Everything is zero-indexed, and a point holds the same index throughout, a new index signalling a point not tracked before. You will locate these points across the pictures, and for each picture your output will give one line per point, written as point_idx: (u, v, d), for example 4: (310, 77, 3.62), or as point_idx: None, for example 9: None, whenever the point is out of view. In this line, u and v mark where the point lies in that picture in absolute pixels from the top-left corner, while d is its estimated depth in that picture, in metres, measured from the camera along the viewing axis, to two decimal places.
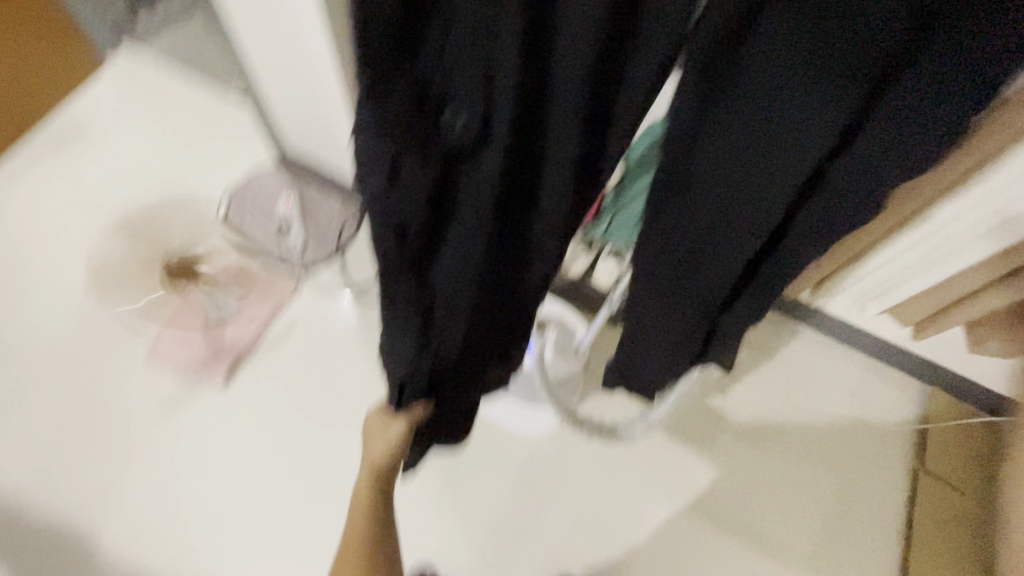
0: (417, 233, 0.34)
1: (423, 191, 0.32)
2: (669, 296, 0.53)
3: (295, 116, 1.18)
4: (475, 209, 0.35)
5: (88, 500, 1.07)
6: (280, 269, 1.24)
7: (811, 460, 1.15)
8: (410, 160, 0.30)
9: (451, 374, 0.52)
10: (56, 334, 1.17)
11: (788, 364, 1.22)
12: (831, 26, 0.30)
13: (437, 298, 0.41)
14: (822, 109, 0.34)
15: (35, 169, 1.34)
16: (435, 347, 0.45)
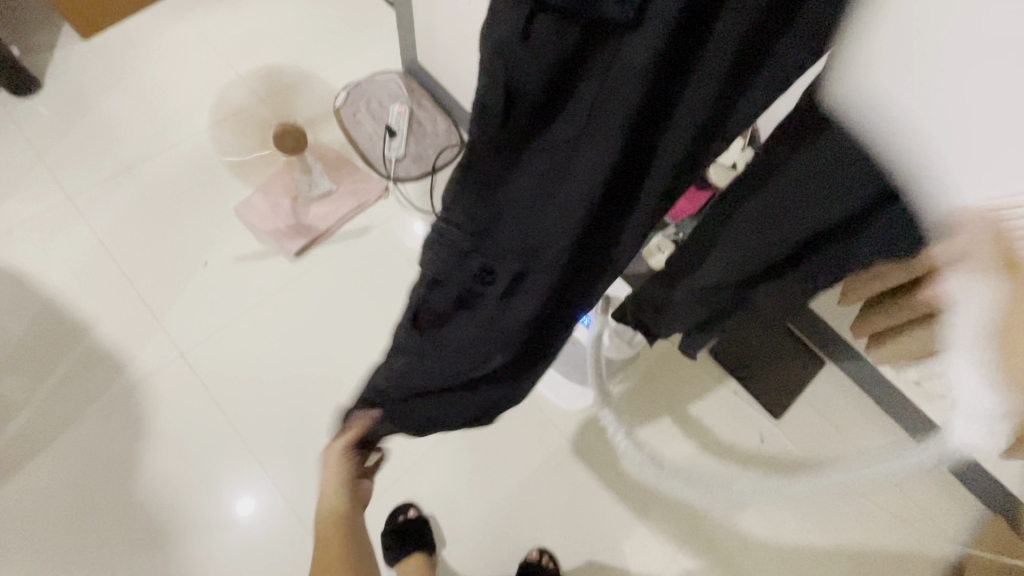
0: (528, 108, 0.32)
1: (553, 59, 0.30)
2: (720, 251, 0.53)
3: (432, 28, 1.19)
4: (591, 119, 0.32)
5: (146, 315, 1.15)
6: (376, 169, 1.29)
7: (827, 534, 1.08)
8: (554, 14, 0.28)
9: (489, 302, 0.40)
10: (166, 161, 1.26)
11: (838, 433, 1.14)
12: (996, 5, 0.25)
13: (515, 203, 0.36)
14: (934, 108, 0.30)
15: (193, 11, 1.44)
16: (477, 276, 0.39)
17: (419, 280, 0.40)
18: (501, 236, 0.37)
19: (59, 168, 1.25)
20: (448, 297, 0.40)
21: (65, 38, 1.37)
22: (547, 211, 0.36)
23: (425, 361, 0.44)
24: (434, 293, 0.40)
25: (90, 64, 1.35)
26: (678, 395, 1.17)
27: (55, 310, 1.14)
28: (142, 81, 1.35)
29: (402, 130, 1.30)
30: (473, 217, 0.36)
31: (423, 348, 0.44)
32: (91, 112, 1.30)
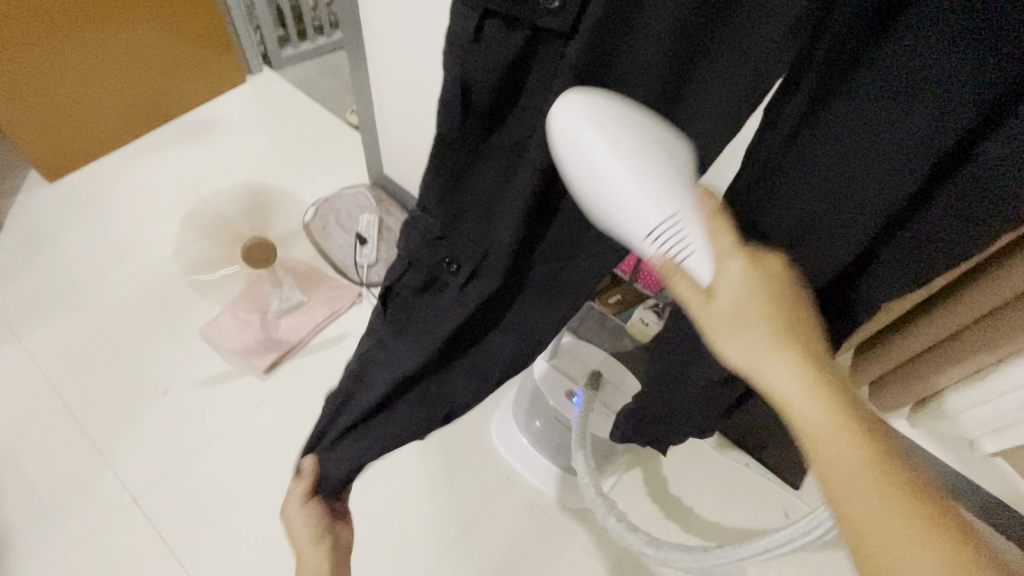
0: (479, 109, 0.44)
1: (503, 58, 0.40)
2: (684, 360, 0.55)
3: (396, 142, 1.27)
4: (501, 172, 0.49)
5: (91, 453, 1.02)
6: (348, 276, 1.28)
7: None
8: (500, 20, 0.39)
9: (420, 283, 0.58)
10: (127, 288, 1.22)
11: None
12: (842, 141, 0.38)
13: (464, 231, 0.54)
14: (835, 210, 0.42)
15: (162, 147, 1.50)
16: (438, 256, 0.56)
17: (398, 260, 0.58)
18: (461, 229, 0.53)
19: (7, 305, 1.18)
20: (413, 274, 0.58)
21: (30, 180, 1.39)
22: (471, 225, 0.53)
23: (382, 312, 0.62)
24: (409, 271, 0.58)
25: (53, 201, 1.36)
26: (687, 478, 1.08)
27: None
28: (107, 214, 1.35)
29: (372, 237, 1.31)
30: (441, 201, 0.52)
31: (404, 311, 0.60)
32: (50, 247, 1.28)
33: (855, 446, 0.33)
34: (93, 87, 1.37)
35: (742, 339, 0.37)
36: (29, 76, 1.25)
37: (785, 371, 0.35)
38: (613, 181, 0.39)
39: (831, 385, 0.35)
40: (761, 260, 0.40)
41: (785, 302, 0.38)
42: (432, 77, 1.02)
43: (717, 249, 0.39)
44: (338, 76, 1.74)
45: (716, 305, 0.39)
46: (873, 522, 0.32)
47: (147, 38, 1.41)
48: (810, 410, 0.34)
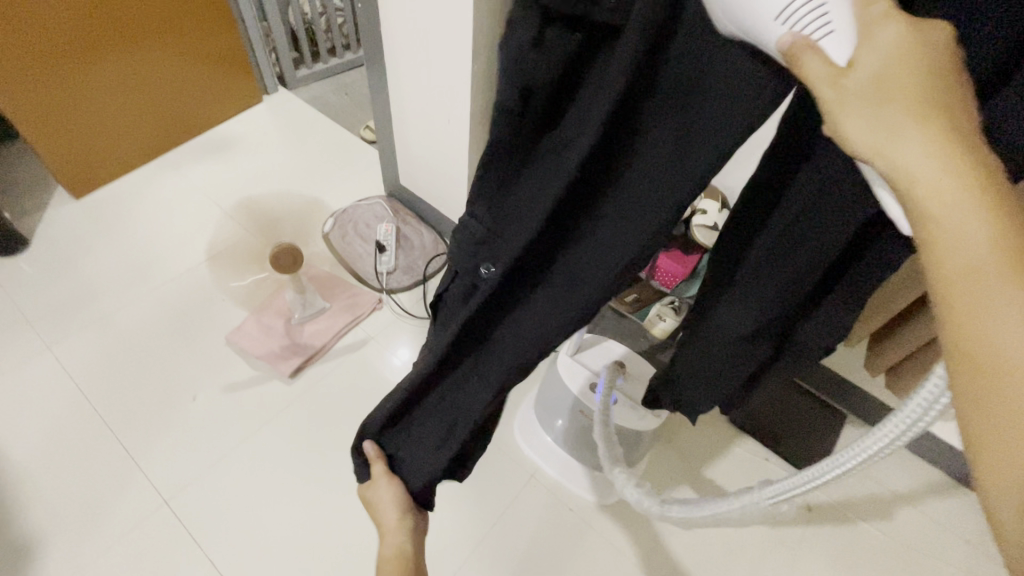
0: (537, 106, 0.38)
1: (561, 60, 0.36)
2: (707, 332, 0.59)
3: (413, 154, 1.31)
4: (544, 171, 0.40)
5: (125, 460, 1.04)
6: (368, 283, 1.31)
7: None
8: (559, 23, 0.34)
9: (463, 290, 0.52)
10: (154, 298, 1.25)
11: (873, 480, 1.11)
12: None
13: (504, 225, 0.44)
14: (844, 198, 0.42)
15: (183, 165, 1.54)
16: (477, 261, 0.48)
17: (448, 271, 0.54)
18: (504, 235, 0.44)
19: (36, 319, 1.21)
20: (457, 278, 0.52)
21: (57, 199, 1.42)
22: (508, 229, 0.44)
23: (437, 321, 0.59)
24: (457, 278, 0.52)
25: (79, 219, 1.39)
26: (710, 470, 1.11)
27: (17, 471, 1.02)
28: (131, 228, 1.38)
29: (391, 245, 1.34)
30: (490, 208, 0.45)
31: (449, 317, 0.55)
32: (77, 262, 1.31)
33: (991, 235, 0.25)
34: (118, 109, 1.41)
35: (879, 119, 0.27)
36: (60, 100, 1.29)
37: (928, 150, 0.25)
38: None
39: (990, 167, 0.25)
40: (927, 35, 0.27)
41: (952, 80, 0.27)
42: (451, 89, 1.06)
43: (869, 13, 0.28)
44: (351, 94, 1.79)
45: (853, 87, 0.28)
46: (996, 332, 0.25)
47: (171, 61, 1.46)
48: (961, 232, 0.25)
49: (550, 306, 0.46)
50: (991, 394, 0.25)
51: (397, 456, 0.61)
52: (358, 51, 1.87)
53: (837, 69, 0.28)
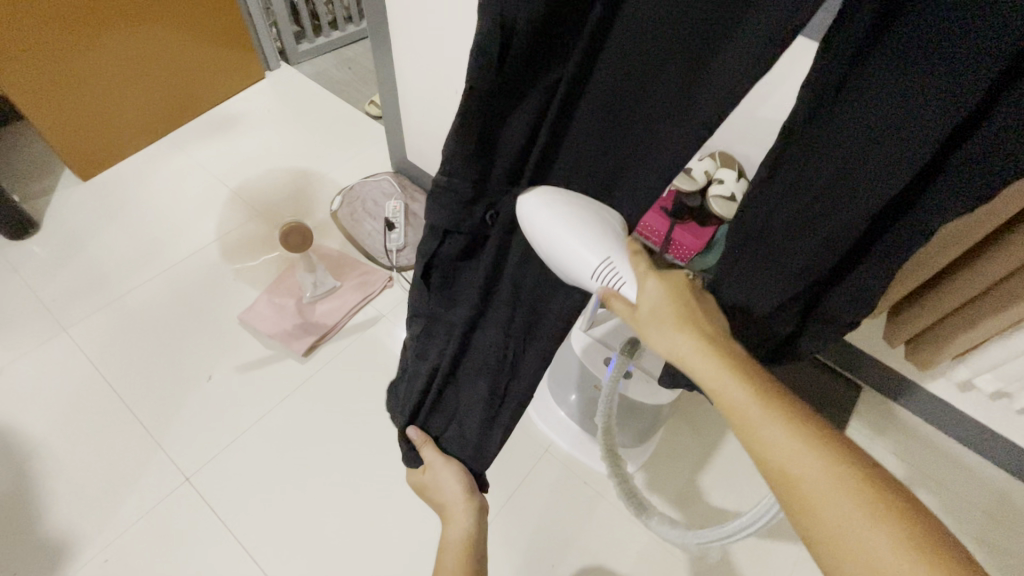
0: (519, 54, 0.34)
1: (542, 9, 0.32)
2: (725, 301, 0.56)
3: (421, 129, 1.28)
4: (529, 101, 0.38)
5: (146, 440, 1.06)
6: (378, 261, 1.30)
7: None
8: None
9: (462, 244, 0.48)
10: (165, 278, 1.25)
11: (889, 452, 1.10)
12: (880, 107, 0.36)
13: (500, 158, 0.41)
14: (852, 196, 0.41)
15: (189, 143, 1.52)
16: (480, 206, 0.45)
17: (428, 233, 0.48)
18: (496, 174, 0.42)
19: (51, 302, 1.21)
20: (455, 237, 0.47)
21: (64, 181, 1.42)
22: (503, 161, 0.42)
23: (427, 291, 0.53)
24: (449, 238, 0.47)
25: (86, 201, 1.38)
26: (723, 445, 1.11)
27: (41, 450, 1.04)
28: (140, 208, 1.38)
29: (399, 223, 1.32)
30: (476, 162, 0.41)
31: (443, 291, 0.52)
32: (87, 245, 1.31)
33: (759, 406, 0.37)
34: (120, 88, 1.39)
35: (667, 336, 0.41)
36: (61, 80, 1.26)
37: (703, 357, 0.39)
38: (571, 249, 0.42)
39: (738, 359, 0.39)
40: (671, 278, 0.44)
41: (694, 308, 0.43)
42: (461, 61, 1.03)
43: (638, 269, 0.44)
44: (354, 68, 1.76)
45: (642, 316, 0.43)
46: (786, 467, 0.35)
47: (173, 38, 1.42)
48: (751, 398, 0.37)
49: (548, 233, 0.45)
50: (808, 512, 0.35)
51: (442, 437, 0.62)
52: (360, 24, 1.82)
53: (627, 306, 0.44)
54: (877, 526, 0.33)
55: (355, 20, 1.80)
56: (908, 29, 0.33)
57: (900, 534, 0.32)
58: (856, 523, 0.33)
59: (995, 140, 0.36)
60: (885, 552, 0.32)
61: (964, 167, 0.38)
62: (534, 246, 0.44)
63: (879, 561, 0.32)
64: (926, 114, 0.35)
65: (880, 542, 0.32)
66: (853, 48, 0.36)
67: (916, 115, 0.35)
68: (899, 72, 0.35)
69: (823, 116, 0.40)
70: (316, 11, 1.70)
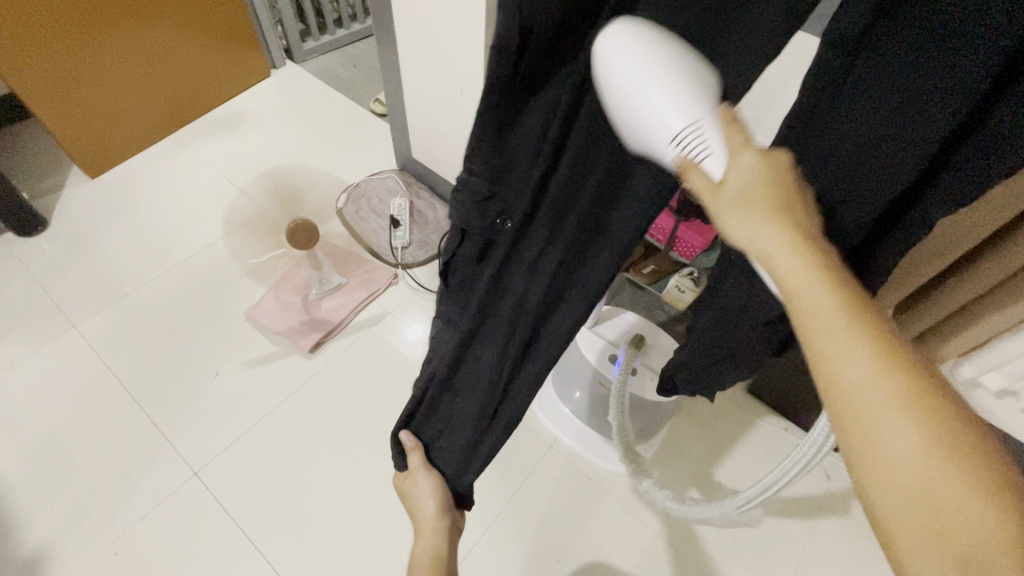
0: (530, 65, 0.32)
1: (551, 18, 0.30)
2: (723, 304, 0.57)
3: (426, 127, 1.28)
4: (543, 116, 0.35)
5: (153, 435, 1.07)
6: (384, 259, 1.31)
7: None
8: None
9: (476, 252, 0.47)
10: (172, 276, 1.26)
11: None
12: (873, 114, 0.35)
13: (510, 173, 0.39)
14: (848, 202, 0.40)
15: (195, 141, 1.53)
16: (488, 220, 0.42)
17: (451, 231, 0.46)
18: (510, 180, 0.40)
19: (59, 298, 1.22)
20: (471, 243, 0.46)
21: (73, 179, 1.43)
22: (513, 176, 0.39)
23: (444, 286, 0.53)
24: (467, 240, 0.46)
25: (94, 199, 1.39)
26: (727, 442, 1.11)
27: (52, 444, 1.05)
28: (147, 205, 1.39)
29: (405, 220, 1.33)
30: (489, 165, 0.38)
31: (458, 290, 0.53)
32: (95, 241, 1.32)
33: (844, 316, 0.28)
34: (126, 86, 1.39)
35: (748, 221, 0.31)
36: (67, 78, 1.27)
37: (786, 254, 0.30)
38: (648, 107, 0.31)
39: (828, 261, 0.30)
40: (767, 155, 0.32)
41: (792, 194, 0.32)
42: (466, 59, 1.03)
43: (733, 140, 0.32)
44: (359, 66, 1.76)
45: (725, 198, 0.32)
46: (854, 387, 0.28)
47: (179, 35, 1.43)
48: (834, 307, 0.29)
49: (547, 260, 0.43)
50: (865, 441, 0.28)
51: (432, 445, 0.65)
52: (365, 22, 1.83)
53: (711, 183, 0.32)
54: (952, 468, 0.27)
55: (359, 18, 1.81)
56: (901, 33, 0.32)
57: (972, 479, 0.27)
58: (925, 462, 0.27)
59: (990, 150, 0.34)
60: (951, 495, 0.27)
61: (957, 182, 0.37)
62: (605, 104, 0.32)
63: (939, 502, 0.27)
64: (921, 119, 0.33)
65: (952, 488, 0.27)
66: (846, 50, 0.34)
67: (914, 118, 0.34)
68: (891, 78, 0.33)
69: (819, 119, 0.38)
70: (321, 9, 1.71)
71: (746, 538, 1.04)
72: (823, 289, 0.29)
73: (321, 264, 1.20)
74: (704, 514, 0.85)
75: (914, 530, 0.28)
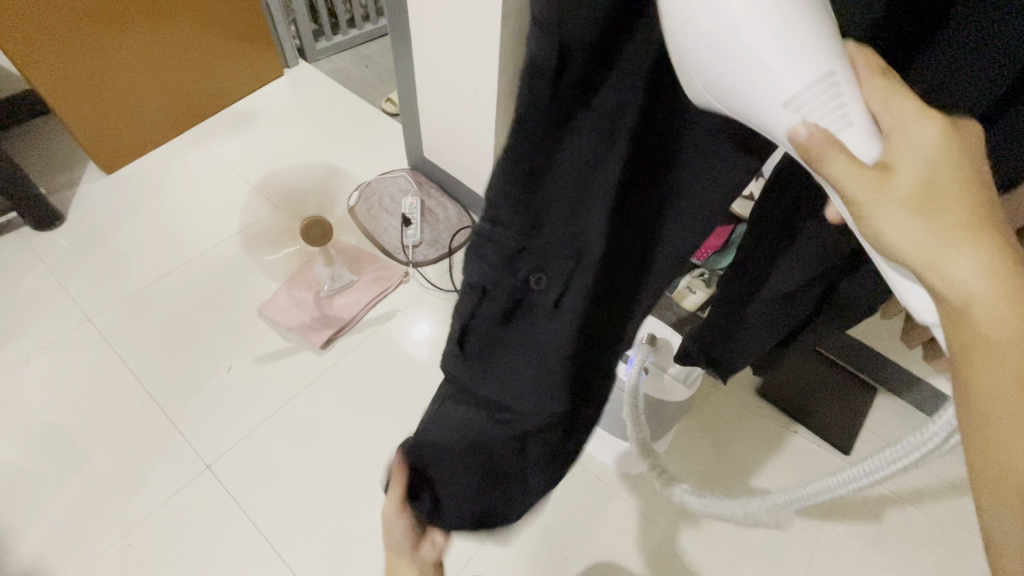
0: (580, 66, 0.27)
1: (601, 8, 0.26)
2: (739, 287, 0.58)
3: (438, 127, 1.29)
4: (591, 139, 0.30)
5: (166, 428, 1.08)
6: (395, 257, 1.32)
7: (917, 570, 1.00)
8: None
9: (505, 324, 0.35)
10: (186, 271, 1.27)
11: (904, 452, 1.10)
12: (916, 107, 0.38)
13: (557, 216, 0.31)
14: None
15: (209, 139, 1.55)
16: (526, 276, 0.33)
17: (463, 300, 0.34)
18: (547, 219, 0.31)
19: (75, 292, 1.24)
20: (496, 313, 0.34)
21: (88, 175, 1.44)
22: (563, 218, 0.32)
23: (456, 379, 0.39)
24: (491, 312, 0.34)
25: (109, 195, 1.41)
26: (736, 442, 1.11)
27: (67, 435, 1.06)
28: (162, 202, 1.40)
29: (416, 219, 1.33)
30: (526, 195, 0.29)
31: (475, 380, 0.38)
32: (110, 237, 1.33)
33: (1007, 328, 0.27)
34: (142, 84, 1.41)
35: (924, 229, 0.27)
36: (85, 75, 1.29)
37: (966, 257, 0.27)
38: (767, 83, 0.25)
39: (1009, 262, 0.27)
40: (940, 141, 0.28)
41: (972, 181, 0.28)
42: (480, 60, 1.04)
43: (893, 122, 0.28)
44: (371, 66, 1.77)
45: (897, 194, 0.27)
46: (1000, 433, 0.28)
47: (194, 33, 1.44)
48: (1006, 324, 0.27)
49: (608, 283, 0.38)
50: (1008, 480, 0.28)
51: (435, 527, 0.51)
52: (377, 22, 1.84)
53: (881, 180, 0.27)
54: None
55: (372, 18, 1.82)
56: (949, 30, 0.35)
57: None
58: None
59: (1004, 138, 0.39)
60: None
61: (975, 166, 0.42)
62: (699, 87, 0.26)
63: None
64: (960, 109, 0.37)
65: None
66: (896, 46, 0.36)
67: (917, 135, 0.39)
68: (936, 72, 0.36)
69: None
70: (334, 9, 1.72)
71: (753, 539, 1.03)
72: (997, 305, 0.27)
73: (333, 261, 1.21)
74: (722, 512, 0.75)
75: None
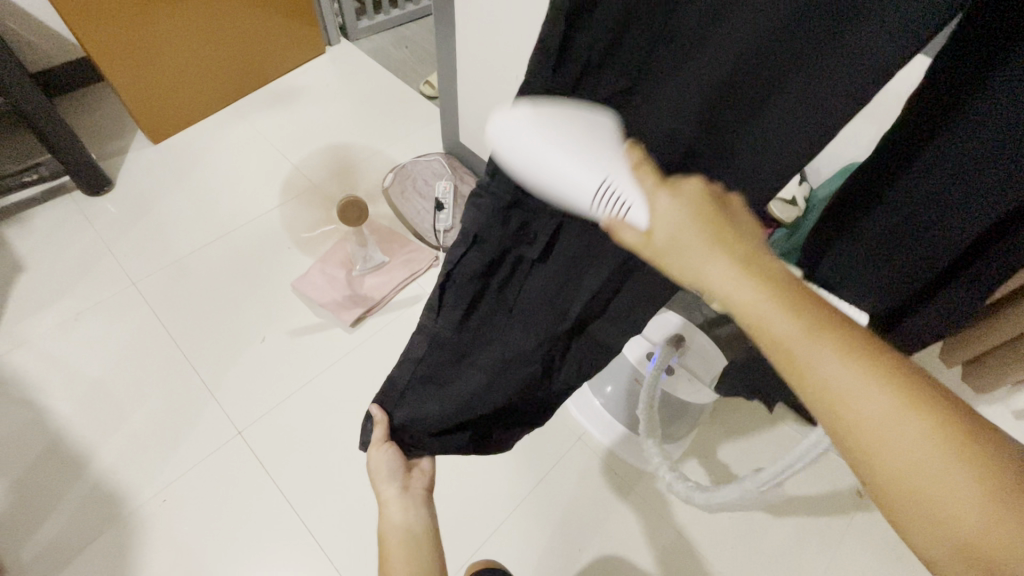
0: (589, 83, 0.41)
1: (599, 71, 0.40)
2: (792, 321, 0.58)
3: (477, 112, 1.29)
4: None
5: (201, 392, 1.13)
6: (426, 240, 1.33)
7: None
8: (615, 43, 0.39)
9: (500, 264, 0.49)
10: (225, 242, 1.31)
11: None
12: (957, 156, 0.44)
13: (540, 189, 0.45)
14: (924, 222, 0.49)
15: (251, 113, 1.58)
16: (513, 229, 0.47)
17: (460, 239, 0.48)
18: (534, 192, 0.45)
19: (122, 257, 1.29)
20: (493, 248, 0.48)
21: (136, 143, 1.49)
22: None
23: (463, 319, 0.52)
24: (483, 249, 0.48)
25: (156, 163, 1.46)
26: (757, 446, 1.10)
27: (110, 391, 1.12)
28: (204, 173, 1.44)
29: (449, 204, 1.33)
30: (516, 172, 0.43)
31: (460, 307, 0.51)
32: (156, 204, 1.38)
33: (808, 339, 0.33)
34: (191, 57, 1.44)
35: (689, 264, 0.36)
36: (139, 49, 1.33)
37: (736, 287, 0.35)
38: (564, 180, 0.40)
39: (782, 284, 0.34)
40: (688, 190, 0.38)
41: (721, 211, 0.38)
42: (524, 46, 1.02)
43: (646, 185, 0.39)
44: (411, 47, 1.77)
45: (658, 246, 0.37)
46: (878, 451, 0.32)
47: (241, 7, 1.46)
48: (796, 337, 0.33)
49: (577, 264, 0.50)
50: (892, 487, 0.32)
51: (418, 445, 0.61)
52: (419, 3, 1.83)
53: (642, 235, 0.38)
54: (942, 455, 0.31)
55: None
56: (981, 103, 0.40)
57: (949, 450, 0.31)
58: (922, 470, 0.31)
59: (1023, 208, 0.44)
60: (953, 491, 0.30)
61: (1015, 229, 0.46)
62: (511, 175, 0.42)
63: (947, 496, 0.30)
64: (986, 164, 0.42)
65: (948, 487, 0.30)
66: (937, 103, 0.43)
67: (990, 162, 0.42)
68: (970, 129, 0.42)
69: (920, 154, 0.46)
70: None
71: (768, 547, 1.03)
72: (778, 319, 0.33)
73: (366, 241, 1.23)
74: (729, 498, 0.85)
75: (937, 538, 0.31)
